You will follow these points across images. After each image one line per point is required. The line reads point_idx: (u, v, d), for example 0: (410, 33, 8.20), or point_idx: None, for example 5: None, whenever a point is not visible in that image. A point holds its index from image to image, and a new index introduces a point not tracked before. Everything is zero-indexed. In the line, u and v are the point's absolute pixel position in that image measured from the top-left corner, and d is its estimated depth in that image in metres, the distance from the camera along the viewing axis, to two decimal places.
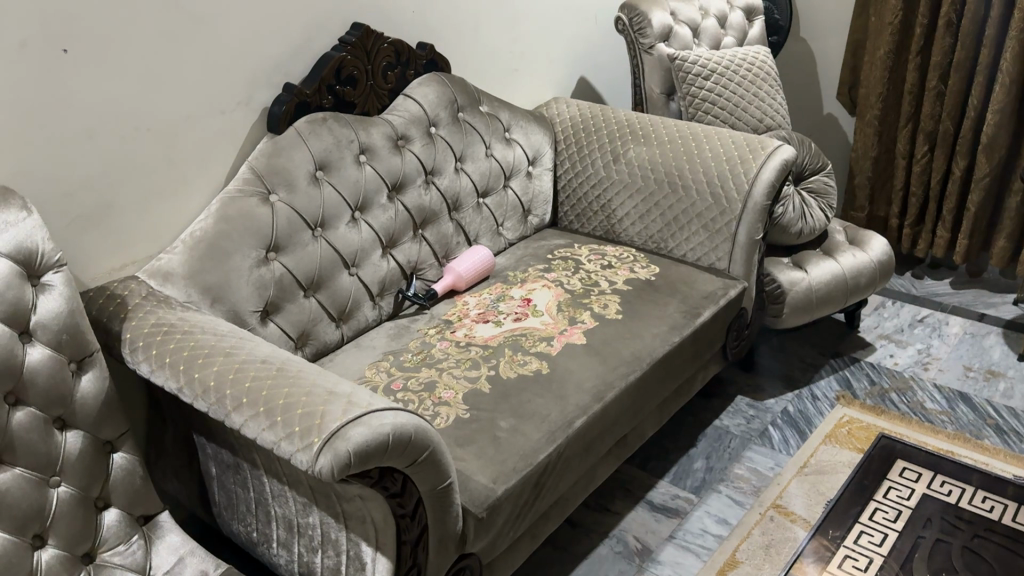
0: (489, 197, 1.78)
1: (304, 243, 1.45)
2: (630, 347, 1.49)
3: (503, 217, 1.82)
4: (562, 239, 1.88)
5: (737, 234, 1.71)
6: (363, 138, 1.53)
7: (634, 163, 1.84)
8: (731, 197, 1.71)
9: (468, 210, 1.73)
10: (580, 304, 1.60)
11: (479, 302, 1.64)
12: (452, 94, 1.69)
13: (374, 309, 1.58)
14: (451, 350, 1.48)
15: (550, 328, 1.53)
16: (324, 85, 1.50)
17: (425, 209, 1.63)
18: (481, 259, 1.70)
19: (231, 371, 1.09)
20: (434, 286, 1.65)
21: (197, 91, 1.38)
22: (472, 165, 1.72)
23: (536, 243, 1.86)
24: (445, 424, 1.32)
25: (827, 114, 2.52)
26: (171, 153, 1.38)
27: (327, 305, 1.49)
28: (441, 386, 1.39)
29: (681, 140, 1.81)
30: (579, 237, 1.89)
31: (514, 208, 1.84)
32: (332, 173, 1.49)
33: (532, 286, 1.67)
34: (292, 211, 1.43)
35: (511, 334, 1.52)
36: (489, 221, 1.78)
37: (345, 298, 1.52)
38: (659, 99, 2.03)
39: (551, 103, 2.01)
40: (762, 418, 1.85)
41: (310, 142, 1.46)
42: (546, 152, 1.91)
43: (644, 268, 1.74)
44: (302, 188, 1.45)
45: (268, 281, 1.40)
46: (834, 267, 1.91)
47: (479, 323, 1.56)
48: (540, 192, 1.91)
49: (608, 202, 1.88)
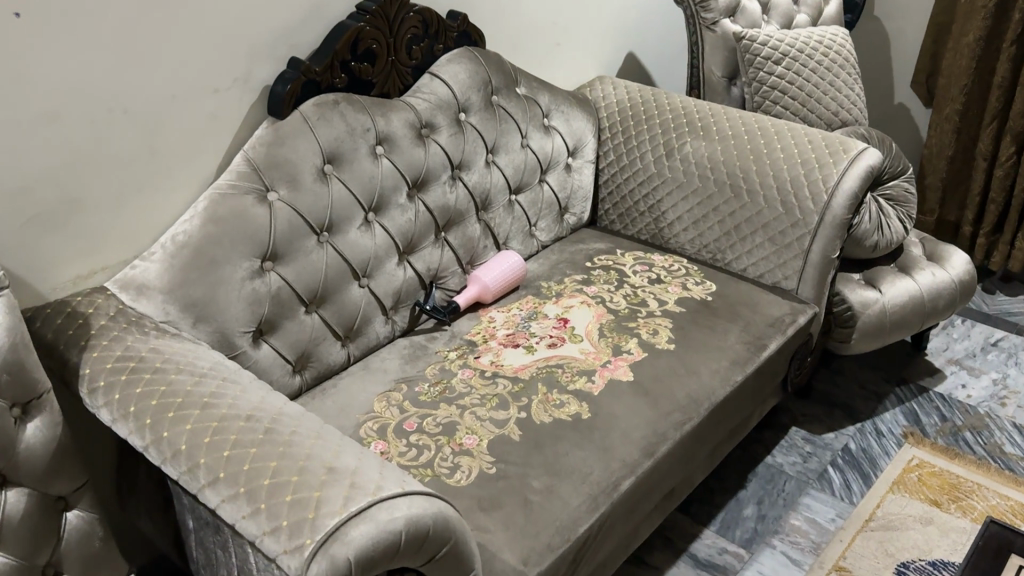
0: (522, 194, 1.55)
1: (309, 250, 1.23)
2: (684, 388, 1.27)
3: (538, 216, 1.59)
4: (602, 243, 1.65)
5: (810, 251, 1.48)
6: (381, 127, 1.29)
7: (691, 160, 1.59)
8: (807, 207, 1.47)
9: (499, 210, 1.50)
10: (625, 329, 1.37)
11: (507, 321, 1.41)
12: (487, 74, 1.44)
13: (387, 326, 1.37)
14: (475, 382, 1.27)
15: (591, 359, 1.31)
16: (337, 61, 1.26)
17: (450, 210, 1.40)
18: (511, 268, 1.48)
19: (208, 432, 0.88)
20: (456, 298, 1.43)
21: (186, 65, 1.15)
22: (506, 158, 1.49)
23: (573, 247, 1.63)
24: (466, 481, 1.10)
25: (898, 103, 2.27)
26: (152, 139, 1.15)
27: (332, 323, 1.28)
28: (462, 430, 1.18)
29: (748, 137, 1.57)
30: (622, 241, 1.66)
31: (550, 205, 1.61)
32: (343, 168, 1.26)
33: (569, 303, 1.44)
34: (294, 213, 1.21)
35: (546, 364, 1.30)
36: (522, 222, 1.56)
37: (355, 314, 1.30)
38: (719, 83, 1.79)
39: (596, 84, 1.77)
40: (820, 457, 1.64)
41: (317, 130, 1.23)
42: (589, 142, 1.67)
43: (699, 285, 1.51)
44: (307, 185, 1.22)
45: (263, 296, 1.18)
46: (910, 287, 1.68)
47: (508, 347, 1.34)
48: (580, 187, 1.67)
49: (657, 203, 1.64)
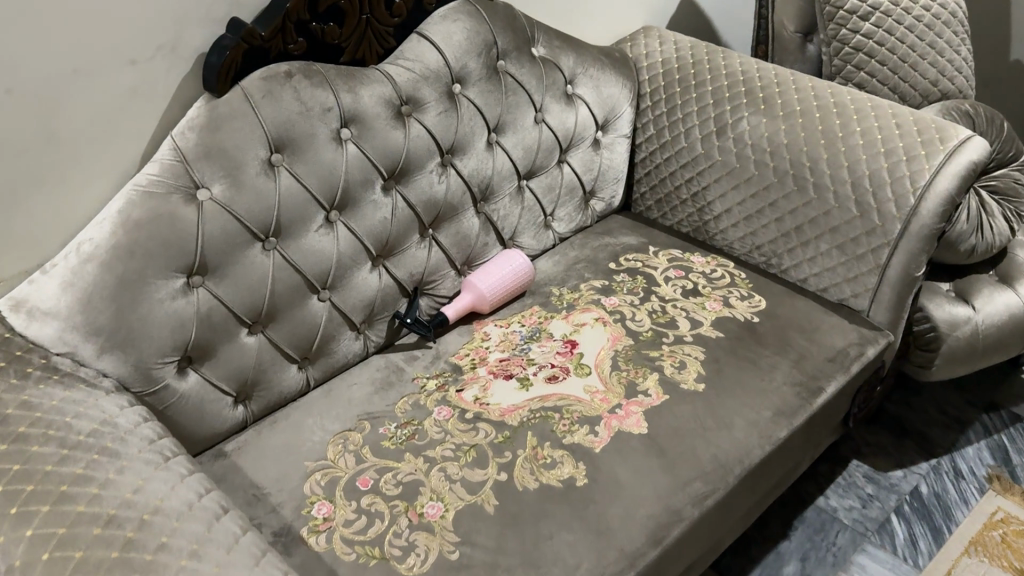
0: (535, 179, 1.29)
1: (250, 261, 1.00)
2: (712, 447, 1.01)
3: (554, 204, 1.33)
4: (633, 237, 1.38)
5: (888, 267, 1.19)
6: (347, 105, 1.04)
7: (746, 141, 1.30)
8: (886, 212, 1.17)
9: (504, 200, 1.25)
10: (645, 361, 1.12)
11: (503, 341, 1.17)
12: (491, 32, 1.17)
13: (359, 342, 1.15)
14: (453, 427, 1.04)
15: (597, 400, 1.06)
16: (290, 22, 0.99)
17: (439, 204, 1.16)
18: (516, 272, 1.23)
19: (50, 544, 0.67)
20: (445, 308, 1.20)
21: (91, 31, 0.90)
22: (513, 137, 1.23)
23: (598, 241, 1.37)
24: (419, 569, 0.88)
25: (1014, 61, 1.90)
26: (53, 125, 0.92)
27: (283, 345, 1.06)
28: (425, 494, 0.96)
29: (819, 115, 1.26)
30: (658, 234, 1.39)
31: (570, 190, 1.35)
32: (296, 157, 1.02)
33: (582, 320, 1.19)
34: (231, 216, 0.98)
35: (541, 405, 1.06)
36: (534, 213, 1.30)
37: (314, 333, 1.08)
38: (792, 41, 1.46)
39: (640, 38, 1.47)
40: (883, 501, 1.38)
41: (263, 111, 0.99)
42: (623, 111, 1.39)
43: (745, 301, 1.23)
44: (248, 181, 0.99)
45: (190, 319, 0.97)
46: (1010, 302, 1.37)
47: (498, 378, 1.10)
48: (610, 167, 1.40)
49: (702, 190, 1.36)
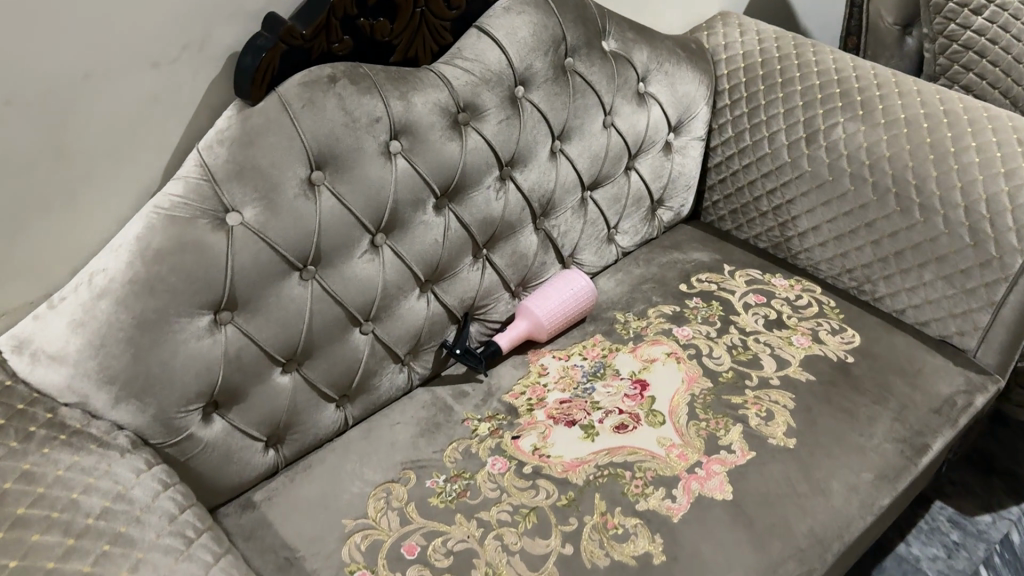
0: (601, 190, 1.15)
1: (285, 294, 0.88)
2: (806, 518, 0.89)
3: (619, 216, 1.19)
4: (704, 253, 1.24)
5: (1003, 305, 1.05)
6: (397, 114, 0.91)
7: (840, 151, 1.15)
8: (1006, 244, 1.02)
9: (566, 214, 1.12)
10: (726, 409, 0.99)
11: (563, 378, 1.04)
12: (560, 27, 1.02)
13: (404, 375, 1.03)
14: (510, 483, 0.92)
15: (673, 455, 0.94)
16: (335, 18, 0.86)
17: (496, 222, 1.02)
18: (579, 298, 1.10)
19: None
20: (498, 336, 1.07)
21: (105, 30, 0.77)
22: (579, 144, 1.09)
23: (665, 257, 1.23)
24: None
25: None
26: (60, 139, 0.79)
27: (320, 384, 0.94)
28: (480, 568, 0.84)
29: (929, 125, 1.10)
30: (732, 250, 1.26)
31: (638, 200, 1.21)
32: (339, 175, 0.89)
33: (652, 355, 1.06)
34: (265, 244, 0.85)
35: (610, 460, 0.93)
36: (596, 227, 1.17)
37: (354, 370, 0.96)
38: (889, 34, 1.30)
39: (717, 27, 1.32)
40: (970, 551, 1.25)
41: (302, 123, 0.86)
42: (699, 111, 1.24)
43: (837, 335, 1.10)
44: (284, 203, 0.86)
45: (217, 360, 0.85)
46: None
47: (560, 424, 0.98)
48: (681, 173, 1.26)
49: (785, 203, 1.22)
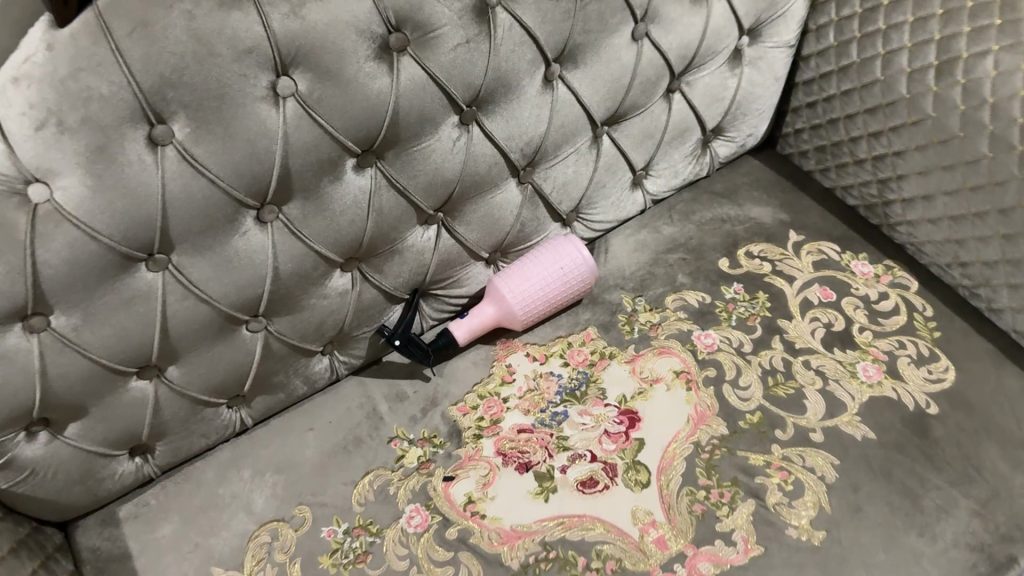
0: (623, 124, 0.83)
1: (125, 293, 0.64)
2: None
3: (650, 155, 0.88)
4: (765, 209, 0.92)
5: None
6: (285, 42, 0.60)
7: (983, 97, 0.77)
8: None
9: (568, 160, 0.81)
10: (739, 472, 0.73)
11: (530, 392, 0.79)
12: None
13: (323, 367, 0.80)
14: (424, 550, 0.70)
15: (649, 540, 0.69)
16: None
17: (451, 184, 0.74)
18: (571, 281, 0.82)
19: None
20: (457, 325, 0.81)
21: None
22: (589, 68, 0.76)
23: (710, 212, 0.92)
24: None
25: None
26: None
27: (196, 391, 0.73)
28: None
29: None
30: (807, 206, 0.92)
31: (681, 133, 0.89)
32: (198, 130, 0.61)
33: (655, 374, 0.79)
34: (84, 229, 0.60)
35: (561, 535, 0.70)
36: (613, 172, 0.86)
37: (244, 372, 0.74)
38: None
39: None
40: None
41: (130, 56, 0.56)
42: (789, 8, 0.87)
43: (923, 367, 0.80)
44: (110, 171, 0.59)
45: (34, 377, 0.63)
46: None
47: (508, 468, 0.74)
48: (751, 93, 0.91)
49: (890, 154, 0.87)
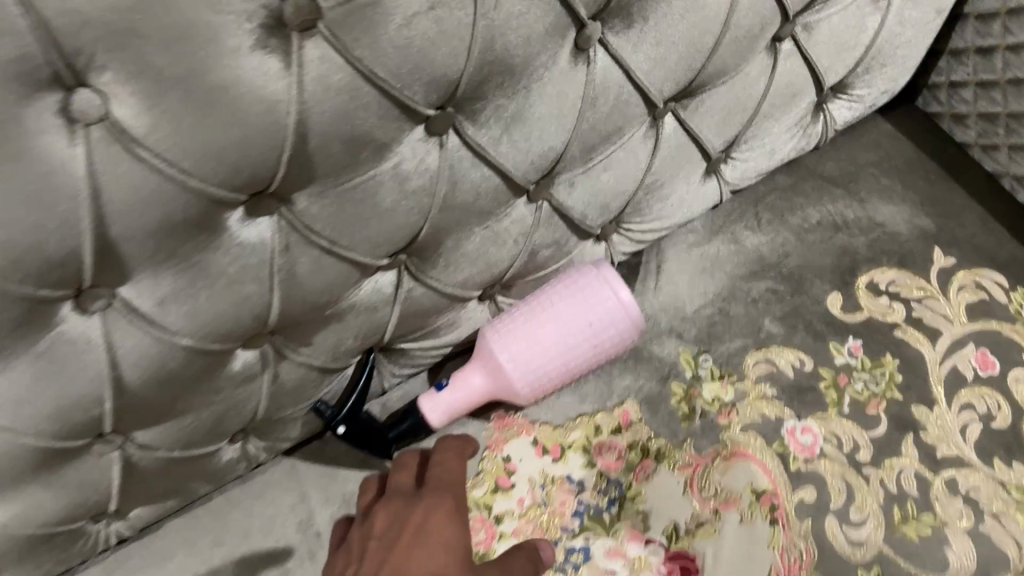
0: (699, 99, 0.52)
1: None
2: None
3: (734, 135, 0.57)
4: (898, 211, 0.62)
5: None
6: (64, 34, 0.30)
7: None
8: None
9: (609, 162, 0.51)
10: None
11: (535, 509, 0.54)
12: None
13: (233, 459, 0.54)
14: None
15: None
16: None
17: (416, 224, 0.45)
18: (604, 341, 0.55)
19: None
20: (432, 406, 0.55)
21: None
22: (651, 25, 0.45)
23: (817, 213, 0.62)
24: None
25: None
26: None
27: (30, 530, 0.47)
28: None
29: None
30: (960, 207, 0.62)
31: (784, 98, 0.57)
32: None
33: (724, 493, 0.53)
34: None
35: None
36: (676, 166, 0.56)
37: (103, 493, 0.49)
38: None
39: None
40: None
41: None
42: None
43: None
44: None
45: None
46: None
47: None
48: (896, 35, 0.59)
49: None
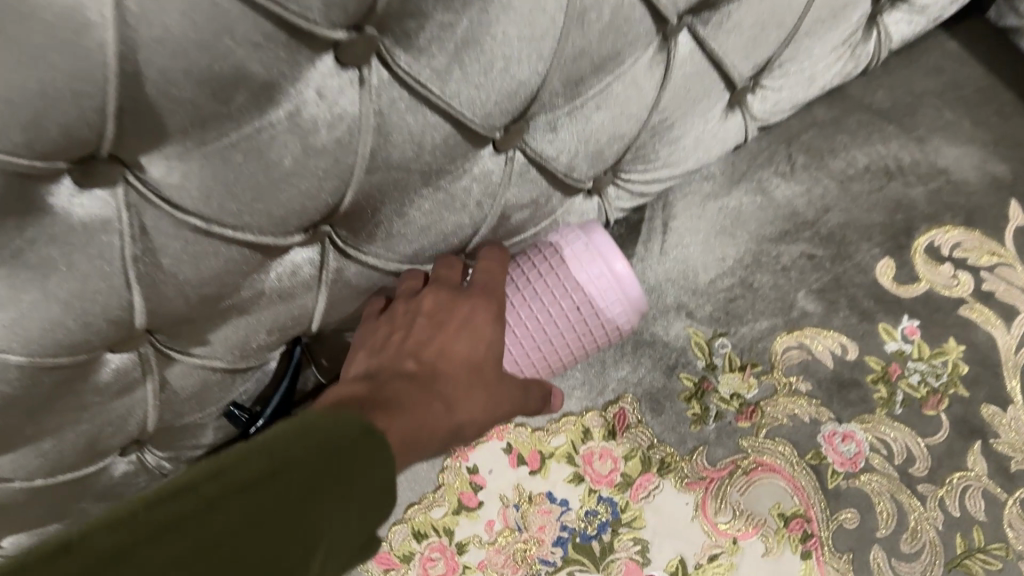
0: (725, 13, 0.39)
1: None
2: None
3: (768, 58, 0.44)
4: (965, 154, 0.50)
5: None
6: None
7: None
8: None
9: (604, 98, 0.38)
10: None
11: (509, 535, 0.44)
12: None
13: (129, 474, 0.44)
14: None
15: None
16: None
17: (332, 191, 0.32)
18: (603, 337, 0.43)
19: None
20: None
21: None
22: None
23: (864, 155, 0.49)
24: None
25: None
26: None
27: None
28: None
29: None
30: None
31: (833, 9, 0.44)
32: None
33: (743, 517, 0.43)
34: None
35: None
36: (691, 100, 0.43)
37: None
38: None
39: None
40: None
41: None
42: None
43: None
44: None
45: None
46: None
47: None
48: None
49: None
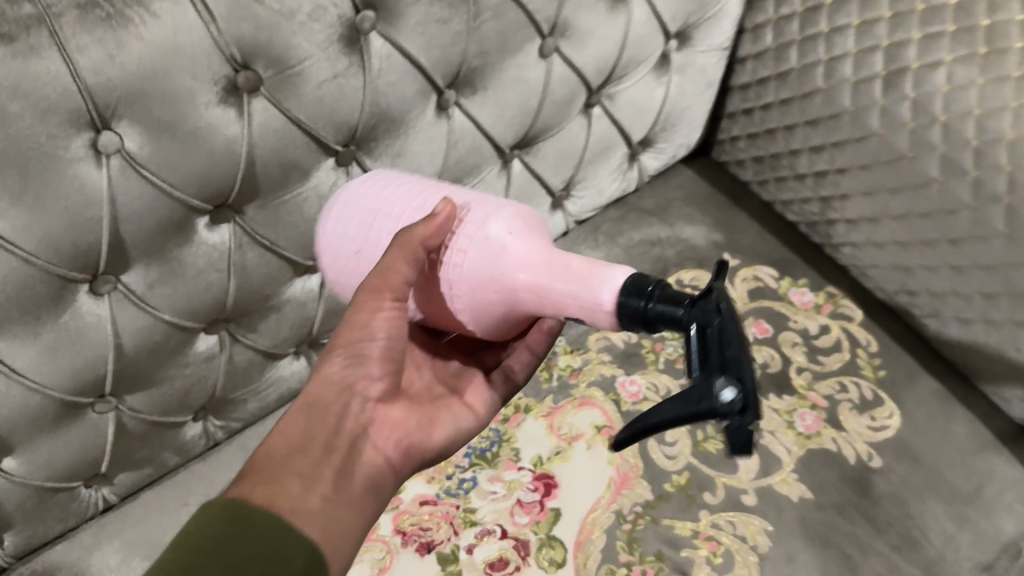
0: (536, 148, 0.73)
1: None
2: None
3: (569, 176, 0.78)
4: (698, 230, 0.84)
5: None
6: (103, 95, 0.49)
7: (935, 114, 0.70)
8: None
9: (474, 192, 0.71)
10: (663, 545, 0.66)
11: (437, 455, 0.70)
12: None
13: (196, 435, 0.70)
14: None
15: None
16: None
17: None
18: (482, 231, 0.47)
19: None
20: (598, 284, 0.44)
21: None
22: (490, 92, 0.66)
23: (638, 234, 0.83)
24: None
25: None
26: None
27: (43, 479, 0.62)
28: None
29: None
30: (743, 225, 0.85)
31: (603, 148, 0.79)
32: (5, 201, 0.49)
33: (575, 430, 0.71)
34: None
35: None
36: (527, 198, 0.76)
37: (98, 452, 0.64)
38: None
39: None
40: None
41: None
42: (724, 6, 0.77)
43: (866, 414, 0.73)
44: None
45: None
46: None
47: (408, 549, 0.65)
48: (680, 102, 0.82)
49: (831, 172, 0.79)
